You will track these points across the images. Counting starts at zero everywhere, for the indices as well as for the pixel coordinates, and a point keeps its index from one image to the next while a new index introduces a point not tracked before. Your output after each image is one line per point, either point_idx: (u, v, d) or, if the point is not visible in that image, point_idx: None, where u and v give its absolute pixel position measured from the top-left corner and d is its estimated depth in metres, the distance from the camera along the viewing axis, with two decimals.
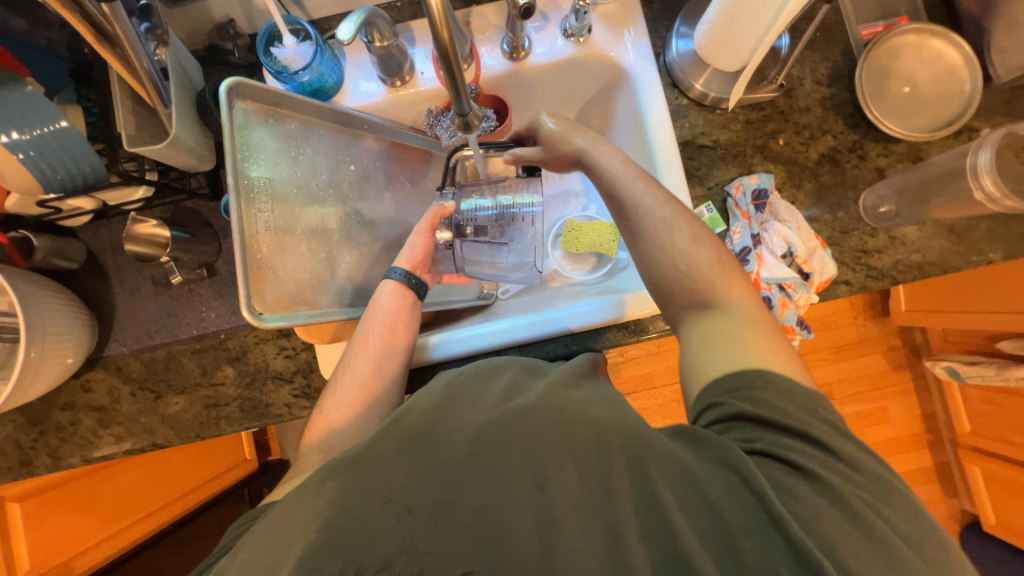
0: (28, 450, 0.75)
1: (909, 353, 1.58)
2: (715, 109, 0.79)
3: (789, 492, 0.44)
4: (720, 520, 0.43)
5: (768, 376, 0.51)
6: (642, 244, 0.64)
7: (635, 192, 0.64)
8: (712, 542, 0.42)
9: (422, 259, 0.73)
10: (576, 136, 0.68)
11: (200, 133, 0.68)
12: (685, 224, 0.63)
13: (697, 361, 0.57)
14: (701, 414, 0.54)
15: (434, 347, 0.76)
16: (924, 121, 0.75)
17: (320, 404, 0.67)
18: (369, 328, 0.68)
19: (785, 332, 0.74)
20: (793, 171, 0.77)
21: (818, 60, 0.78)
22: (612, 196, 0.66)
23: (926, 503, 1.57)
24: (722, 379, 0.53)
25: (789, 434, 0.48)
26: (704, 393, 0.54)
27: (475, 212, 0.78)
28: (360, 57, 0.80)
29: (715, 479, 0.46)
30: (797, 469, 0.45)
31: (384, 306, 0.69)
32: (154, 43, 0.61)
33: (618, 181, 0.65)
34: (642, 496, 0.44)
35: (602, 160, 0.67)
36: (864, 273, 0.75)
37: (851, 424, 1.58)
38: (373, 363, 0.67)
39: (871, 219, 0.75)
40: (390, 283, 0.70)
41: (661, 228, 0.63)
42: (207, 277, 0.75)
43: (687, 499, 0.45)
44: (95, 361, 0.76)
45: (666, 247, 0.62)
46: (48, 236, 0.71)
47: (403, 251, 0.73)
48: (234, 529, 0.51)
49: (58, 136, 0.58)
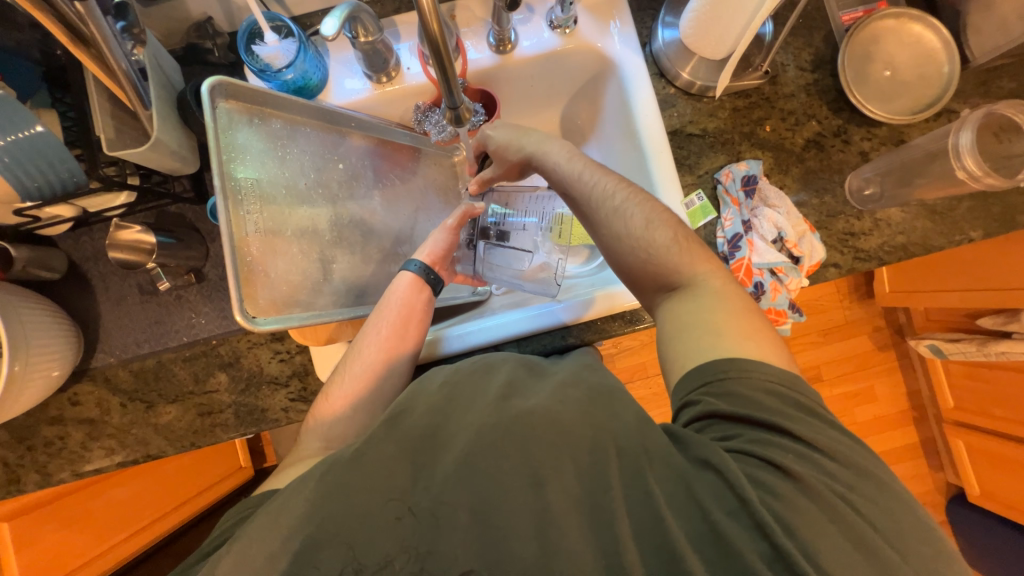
0: (16, 467, 0.73)
1: (893, 333, 1.62)
2: (703, 97, 0.79)
3: (773, 492, 0.45)
4: (710, 520, 0.44)
5: (741, 364, 0.51)
6: (603, 234, 0.65)
7: (589, 183, 0.66)
8: (702, 543, 0.44)
9: (444, 254, 0.75)
10: (523, 142, 0.72)
11: (181, 135, 0.66)
12: (641, 207, 0.64)
13: (676, 350, 0.57)
14: (679, 411, 0.54)
15: (444, 341, 0.75)
16: (905, 105, 0.77)
17: (324, 391, 0.66)
18: (382, 318, 0.67)
19: (778, 317, 0.75)
20: (781, 157, 0.78)
21: (802, 46, 0.79)
22: (566, 192, 0.68)
23: (913, 478, 1.62)
24: (694, 373, 0.53)
25: (765, 428, 0.49)
26: (679, 391, 0.55)
27: (496, 219, 0.88)
28: (344, 53, 0.78)
29: (703, 478, 0.47)
30: (777, 466, 0.46)
31: (395, 294, 0.69)
32: (131, 43, 0.59)
33: (568, 176, 0.67)
34: (634, 495, 0.45)
35: (548, 158, 0.69)
36: (852, 255, 0.76)
37: (840, 404, 1.61)
38: (384, 353, 0.66)
39: (857, 202, 0.77)
40: (406, 275, 0.70)
41: (617, 217, 0.64)
42: (196, 282, 0.74)
43: (678, 497, 0.46)
44: (81, 374, 0.74)
45: (625, 232, 0.63)
46: (26, 246, 0.68)
47: (425, 245, 0.74)
48: (234, 513, 0.51)
49: (34, 141, 0.56)
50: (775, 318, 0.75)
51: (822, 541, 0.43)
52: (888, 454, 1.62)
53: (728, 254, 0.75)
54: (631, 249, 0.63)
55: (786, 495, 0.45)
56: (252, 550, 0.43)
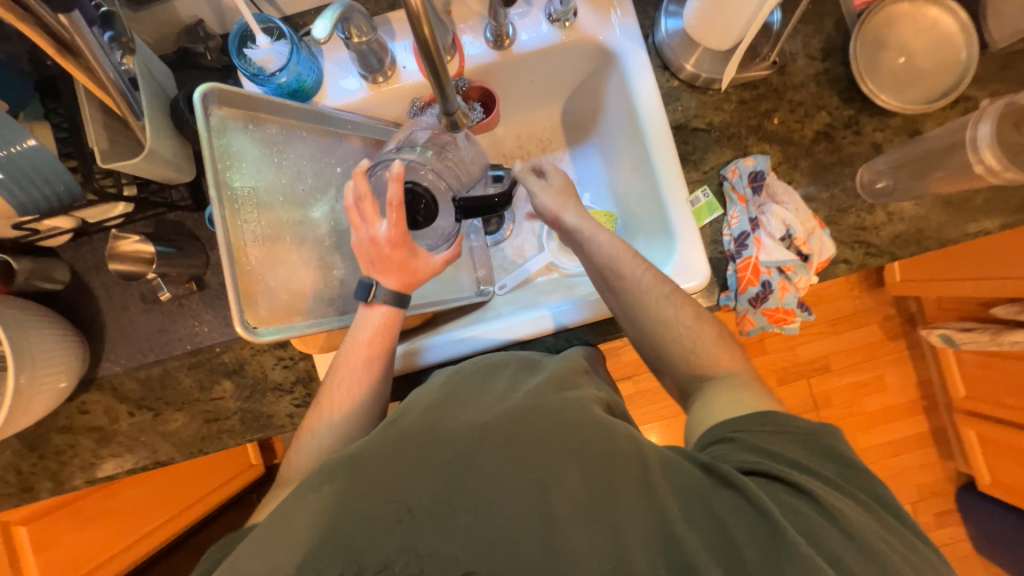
0: (29, 475, 0.74)
1: (904, 322, 1.59)
2: (708, 90, 0.77)
3: (796, 511, 0.44)
4: (726, 531, 0.42)
5: (778, 420, 0.52)
6: (646, 327, 0.63)
7: (628, 273, 0.64)
8: (718, 552, 0.41)
9: (418, 276, 0.65)
10: (569, 212, 0.69)
11: (177, 143, 0.65)
12: (685, 301, 0.64)
13: (714, 408, 0.57)
14: (709, 445, 0.53)
15: (423, 351, 0.75)
16: (920, 93, 0.74)
17: (306, 424, 0.65)
18: (345, 356, 0.64)
19: (786, 316, 0.72)
20: (789, 151, 0.76)
21: (811, 34, 0.76)
22: (609, 274, 0.65)
23: (923, 467, 1.60)
24: (734, 420, 0.53)
25: (799, 469, 0.48)
26: (712, 430, 0.54)
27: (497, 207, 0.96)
28: (339, 54, 0.77)
29: (720, 494, 0.45)
30: (799, 489, 0.46)
31: (369, 323, 0.65)
32: (120, 53, 0.56)
33: (617, 259, 0.65)
34: (646, 508, 0.43)
35: (593, 235, 0.67)
36: (862, 251, 0.74)
37: (850, 395, 1.59)
38: (352, 391, 0.64)
39: (868, 195, 0.75)
40: (381, 308, 0.64)
41: (665, 304, 0.63)
42: (197, 290, 0.73)
43: (693, 509, 0.44)
44: (89, 383, 0.74)
45: (671, 323, 0.63)
46: (28, 259, 0.68)
47: (392, 272, 0.63)
48: (215, 550, 0.50)
49: (28, 155, 0.56)
50: (782, 317, 0.72)
51: (837, 542, 0.42)
52: (897, 443, 1.60)
53: (734, 253, 0.73)
54: (654, 321, 0.63)
55: (806, 512, 0.44)
56: (255, 562, 0.42)
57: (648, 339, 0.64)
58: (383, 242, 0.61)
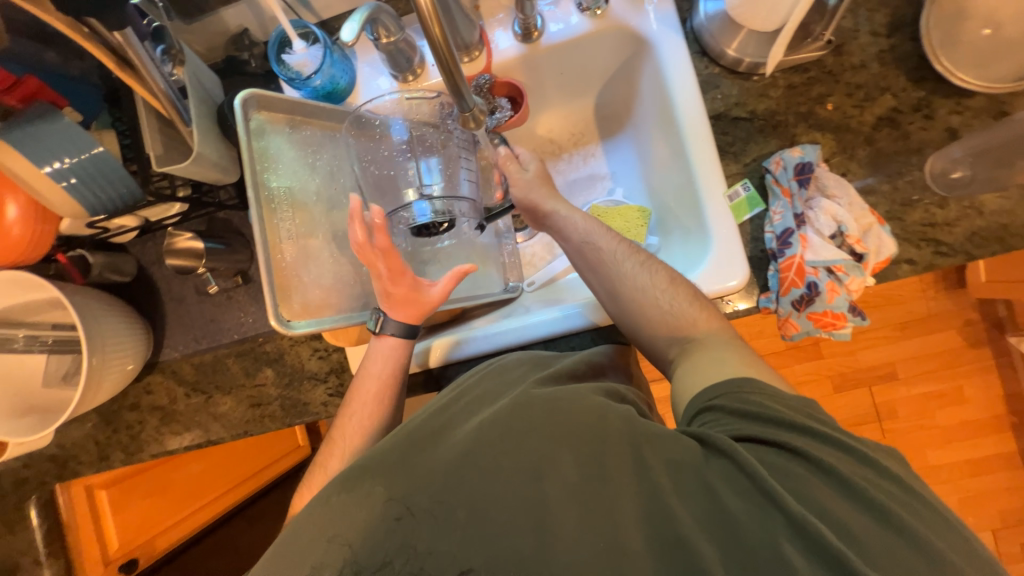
0: (105, 445, 0.83)
1: (990, 327, 1.41)
2: (752, 75, 0.71)
3: (797, 482, 0.43)
4: (720, 504, 0.42)
5: (762, 386, 0.50)
6: (622, 301, 0.64)
7: (602, 245, 0.67)
8: (715, 527, 0.41)
9: (426, 309, 0.66)
10: (552, 203, 0.72)
11: (223, 146, 0.70)
12: (663, 269, 0.65)
13: (699, 378, 0.55)
14: (694, 416, 0.52)
15: (447, 347, 0.76)
16: (1007, 69, 0.65)
17: (321, 457, 0.67)
18: (360, 390, 0.68)
19: (836, 320, 0.66)
20: (845, 139, 0.69)
21: (875, 7, 0.69)
22: (581, 248, 0.69)
23: (1011, 492, 1.42)
24: (712, 387, 0.52)
25: (793, 429, 0.46)
26: (695, 399, 0.53)
27: None
28: (370, 55, 0.79)
29: (711, 465, 0.44)
30: (793, 453, 0.45)
31: (380, 355, 0.68)
32: (171, 64, 0.62)
33: (591, 233, 0.69)
34: (638, 482, 0.43)
35: (565, 215, 0.71)
36: (931, 250, 0.66)
37: (920, 406, 1.44)
38: (366, 422, 0.67)
39: (941, 187, 0.66)
40: (389, 338, 0.68)
41: (640, 272, 0.64)
42: (243, 284, 0.79)
43: (687, 482, 0.44)
44: (153, 366, 0.82)
45: (647, 288, 0.63)
46: (101, 253, 0.76)
47: (406, 305, 0.65)
48: None
49: (94, 162, 0.62)
50: (830, 322, 0.66)
51: (853, 524, 0.40)
52: (977, 462, 1.43)
53: (776, 252, 0.67)
54: (625, 287, 0.64)
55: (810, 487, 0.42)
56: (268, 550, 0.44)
57: (675, 342, 0.62)
58: (385, 280, 0.63)
